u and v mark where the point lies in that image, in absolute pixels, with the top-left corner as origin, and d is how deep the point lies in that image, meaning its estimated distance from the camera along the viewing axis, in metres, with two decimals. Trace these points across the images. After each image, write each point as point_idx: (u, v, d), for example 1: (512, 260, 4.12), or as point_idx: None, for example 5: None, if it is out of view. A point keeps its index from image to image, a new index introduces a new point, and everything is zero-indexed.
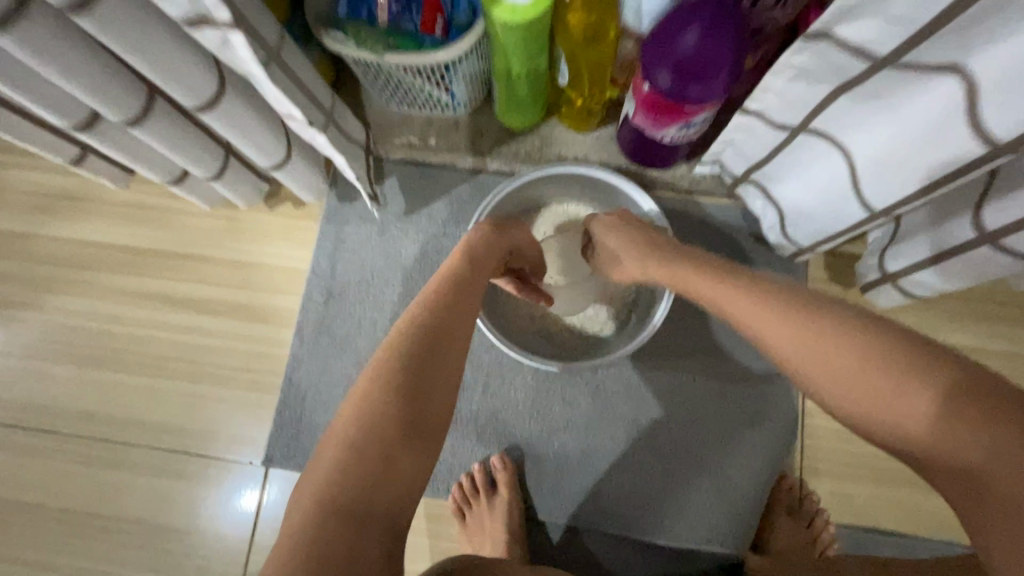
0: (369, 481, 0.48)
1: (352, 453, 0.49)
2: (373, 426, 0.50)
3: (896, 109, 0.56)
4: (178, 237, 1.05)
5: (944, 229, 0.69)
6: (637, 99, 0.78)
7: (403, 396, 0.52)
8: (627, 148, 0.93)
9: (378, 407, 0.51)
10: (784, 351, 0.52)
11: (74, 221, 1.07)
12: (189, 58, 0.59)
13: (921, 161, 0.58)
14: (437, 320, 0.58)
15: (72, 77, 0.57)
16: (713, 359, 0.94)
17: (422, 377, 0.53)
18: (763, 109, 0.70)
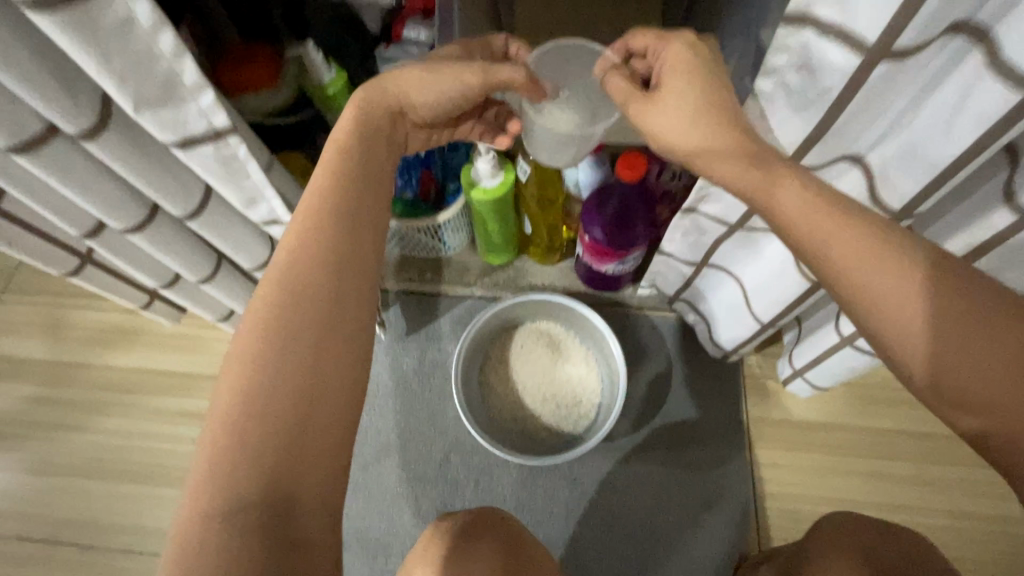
0: (263, 472, 0.47)
1: (241, 430, 0.48)
2: (245, 415, 0.48)
3: (759, 250, 0.81)
4: (213, 360, 1.24)
5: (820, 332, 0.88)
6: (583, 246, 1.03)
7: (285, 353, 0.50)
8: (585, 279, 1.16)
9: (252, 395, 0.49)
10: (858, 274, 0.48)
11: (125, 351, 1.26)
12: (254, 236, 0.83)
13: (783, 287, 0.81)
14: (292, 280, 0.53)
15: (172, 252, 0.80)
16: (672, 448, 1.09)
17: (293, 353, 0.51)
18: (672, 249, 0.94)
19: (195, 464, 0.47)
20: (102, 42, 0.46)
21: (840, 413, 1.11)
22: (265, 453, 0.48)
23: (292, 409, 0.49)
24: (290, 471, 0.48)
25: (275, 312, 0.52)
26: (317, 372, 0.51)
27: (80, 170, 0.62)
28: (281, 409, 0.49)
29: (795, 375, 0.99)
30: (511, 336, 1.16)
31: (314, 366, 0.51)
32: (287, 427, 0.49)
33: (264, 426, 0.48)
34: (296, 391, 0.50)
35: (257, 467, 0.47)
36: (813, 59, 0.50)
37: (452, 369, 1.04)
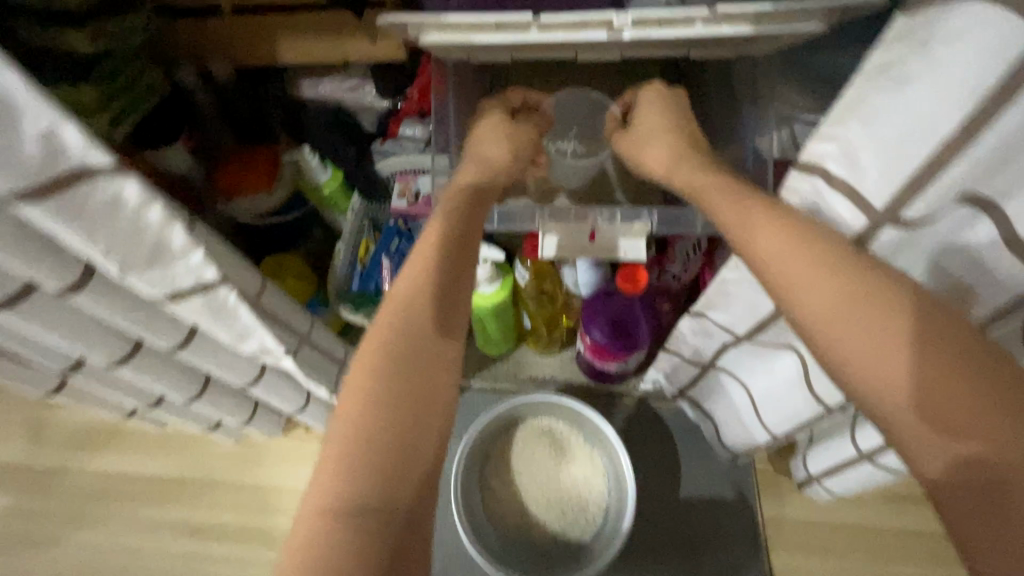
0: (382, 480, 0.49)
1: (371, 426, 0.51)
2: (367, 424, 0.50)
3: (768, 361, 0.78)
4: (200, 463, 1.18)
5: (835, 444, 0.84)
6: (584, 345, 1.00)
7: (415, 359, 0.54)
8: (586, 371, 1.13)
9: (375, 405, 0.51)
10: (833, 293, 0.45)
11: (107, 454, 1.20)
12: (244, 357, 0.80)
13: (796, 400, 0.78)
14: (412, 294, 0.56)
15: (159, 379, 0.76)
16: (681, 554, 1.04)
17: (412, 365, 0.53)
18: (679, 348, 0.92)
19: (326, 459, 0.50)
20: (85, 220, 0.44)
21: (858, 510, 1.06)
22: (386, 462, 0.50)
23: (408, 421, 0.52)
24: (404, 482, 0.50)
25: (395, 323, 0.55)
26: (432, 385, 0.54)
27: (59, 321, 0.59)
28: (399, 421, 0.51)
29: (811, 486, 0.95)
30: (514, 433, 1.11)
31: (430, 380, 0.54)
32: (404, 438, 0.51)
33: (384, 436, 0.50)
34: (413, 402, 0.52)
35: (377, 475, 0.49)
36: (827, 206, 0.52)
37: (452, 481, 0.99)
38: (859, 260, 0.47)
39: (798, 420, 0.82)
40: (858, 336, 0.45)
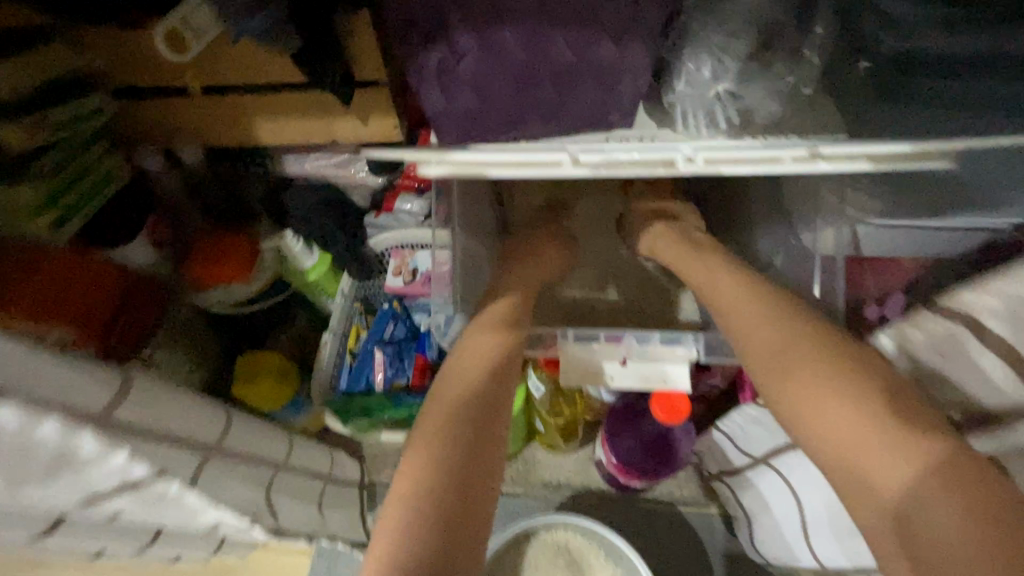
0: (438, 521, 0.52)
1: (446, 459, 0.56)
2: (428, 466, 0.55)
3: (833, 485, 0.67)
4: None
5: None
6: (609, 463, 0.87)
7: (485, 413, 0.61)
8: (606, 479, 0.99)
9: (437, 448, 0.57)
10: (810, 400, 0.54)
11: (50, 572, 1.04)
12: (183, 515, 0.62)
13: (861, 544, 0.66)
14: (473, 355, 0.65)
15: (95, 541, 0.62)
16: None
17: (470, 417, 0.60)
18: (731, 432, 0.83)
19: (399, 483, 0.55)
20: None
21: None
22: (443, 503, 0.53)
23: (464, 467, 0.56)
24: (458, 527, 0.53)
25: (455, 381, 0.63)
26: (488, 436, 0.59)
27: None
28: (456, 466, 0.56)
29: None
30: (523, 548, 0.95)
31: (484, 431, 0.59)
32: (459, 484, 0.55)
33: (441, 478, 0.55)
34: (469, 449, 0.57)
35: (435, 513, 0.53)
36: (963, 355, 0.51)
37: None
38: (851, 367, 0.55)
39: (856, 560, 0.69)
40: (836, 406, 0.52)
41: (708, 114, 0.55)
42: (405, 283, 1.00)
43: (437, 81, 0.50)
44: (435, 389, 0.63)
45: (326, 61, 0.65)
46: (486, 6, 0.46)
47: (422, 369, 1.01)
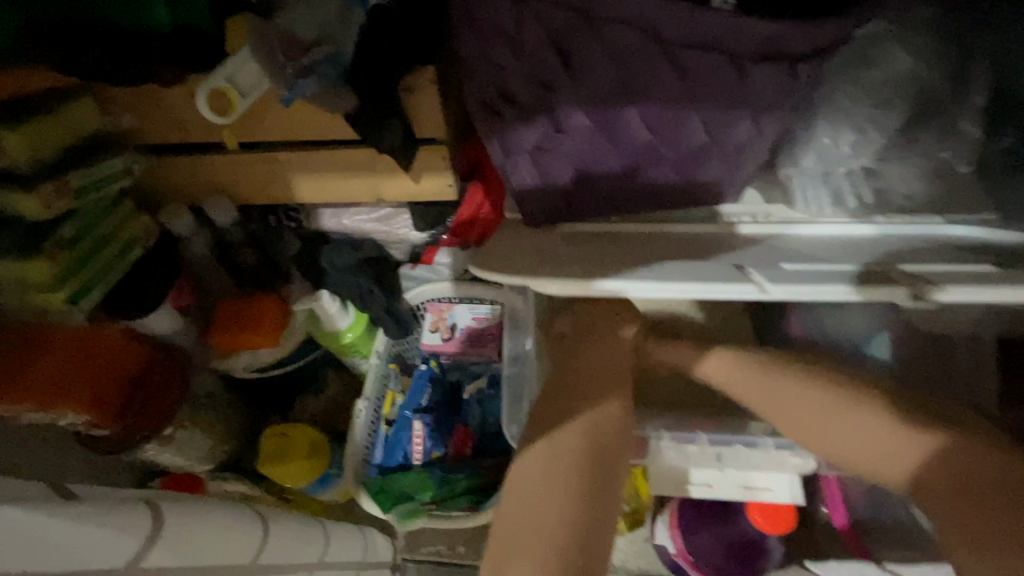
0: (573, 554, 0.44)
1: (562, 524, 0.45)
2: (556, 489, 0.47)
3: None
4: None
5: None
6: (680, 557, 0.77)
7: (599, 476, 0.48)
8: (668, 563, 0.88)
9: (560, 486, 0.47)
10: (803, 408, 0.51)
11: None
12: None
13: None
14: (591, 369, 0.55)
15: None
16: None
17: (597, 438, 0.50)
18: None
19: (500, 549, 0.45)
20: None
21: None
22: (577, 533, 0.45)
23: (592, 512, 0.46)
24: (592, 561, 0.44)
25: (576, 396, 0.53)
26: (614, 462, 0.50)
27: None
28: (582, 510, 0.46)
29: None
30: None
31: (611, 463, 0.50)
32: (586, 531, 0.45)
33: (569, 516, 0.45)
34: (599, 474, 0.48)
35: (568, 545, 0.44)
36: None
37: None
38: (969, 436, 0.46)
39: None
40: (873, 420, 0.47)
41: (835, 191, 0.48)
42: (443, 341, 0.92)
43: (533, 162, 0.43)
44: (540, 408, 0.53)
45: (384, 120, 0.57)
46: (613, 81, 0.38)
47: (463, 439, 0.92)
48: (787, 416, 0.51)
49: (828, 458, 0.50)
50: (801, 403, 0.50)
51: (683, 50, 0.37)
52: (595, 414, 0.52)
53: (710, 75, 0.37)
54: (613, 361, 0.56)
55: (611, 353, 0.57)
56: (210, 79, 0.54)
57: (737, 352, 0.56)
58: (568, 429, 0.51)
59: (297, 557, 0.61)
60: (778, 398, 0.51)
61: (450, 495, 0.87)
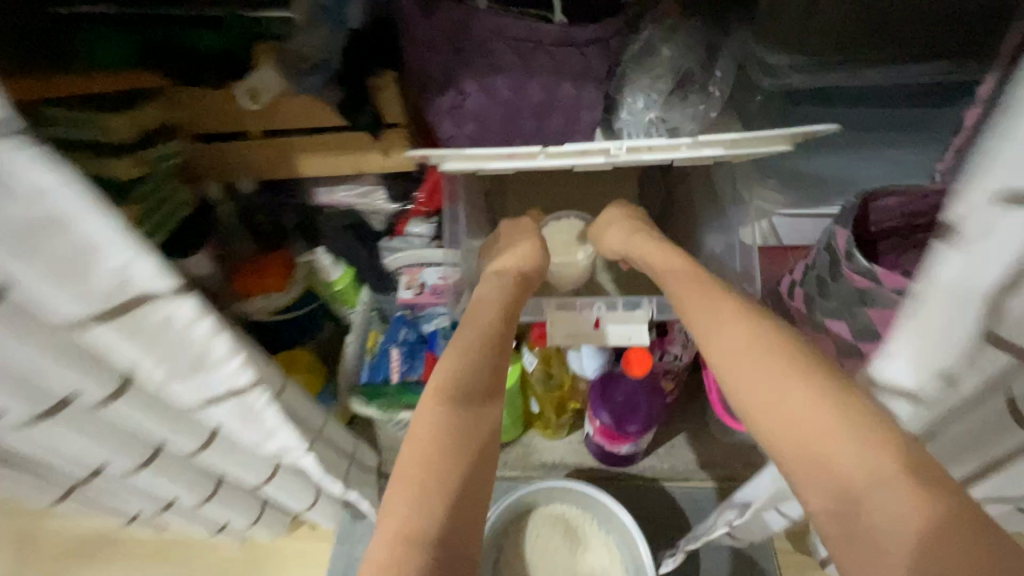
0: (445, 464, 0.59)
1: (431, 458, 0.59)
2: (434, 420, 0.62)
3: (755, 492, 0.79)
4: (198, 567, 1.15)
5: None
6: (595, 430, 1.02)
7: (465, 413, 0.63)
8: (596, 453, 1.12)
9: (431, 433, 0.61)
10: (753, 369, 0.59)
11: (100, 565, 1.16)
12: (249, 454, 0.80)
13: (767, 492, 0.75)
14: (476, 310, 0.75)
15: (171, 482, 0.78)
16: None
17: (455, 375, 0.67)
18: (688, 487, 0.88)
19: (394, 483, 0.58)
20: (135, 330, 0.48)
21: None
22: (446, 454, 0.60)
23: (458, 448, 0.61)
24: (465, 470, 0.60)
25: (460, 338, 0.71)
26: (485, 390, 0.67)
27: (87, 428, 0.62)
28: (448, 447, 0.60)
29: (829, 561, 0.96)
30: (527, 521, 1.09)
31: (481, 400, 0.66)
32: (455, 454, 0.60)
33: (439, 448, 0.60)
34: (468, 409, 0.64)
35: (438, 460, 0.59)
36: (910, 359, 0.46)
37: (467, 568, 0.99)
38: (871, 416, 0.50)
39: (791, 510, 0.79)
40: (812, 400, 0.53)
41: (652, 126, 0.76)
42: (414, 295, 1.16)
43: (451, 118, 0.72)
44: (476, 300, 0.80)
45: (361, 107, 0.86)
46: (484, 63, 0.67)
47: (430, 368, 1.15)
48: (745, 375, 0.59)
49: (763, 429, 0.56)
50: (763, 345, 0.60)
51: (515, 41, 0.65)
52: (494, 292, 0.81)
53: (537, 56, 0.66)
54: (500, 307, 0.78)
55: (532, 267, 0.87)
56: (245, 81, 0.80)
57: (629, 218, 0.92)
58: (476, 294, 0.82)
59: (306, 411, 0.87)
60: (740, 359, 0.61)
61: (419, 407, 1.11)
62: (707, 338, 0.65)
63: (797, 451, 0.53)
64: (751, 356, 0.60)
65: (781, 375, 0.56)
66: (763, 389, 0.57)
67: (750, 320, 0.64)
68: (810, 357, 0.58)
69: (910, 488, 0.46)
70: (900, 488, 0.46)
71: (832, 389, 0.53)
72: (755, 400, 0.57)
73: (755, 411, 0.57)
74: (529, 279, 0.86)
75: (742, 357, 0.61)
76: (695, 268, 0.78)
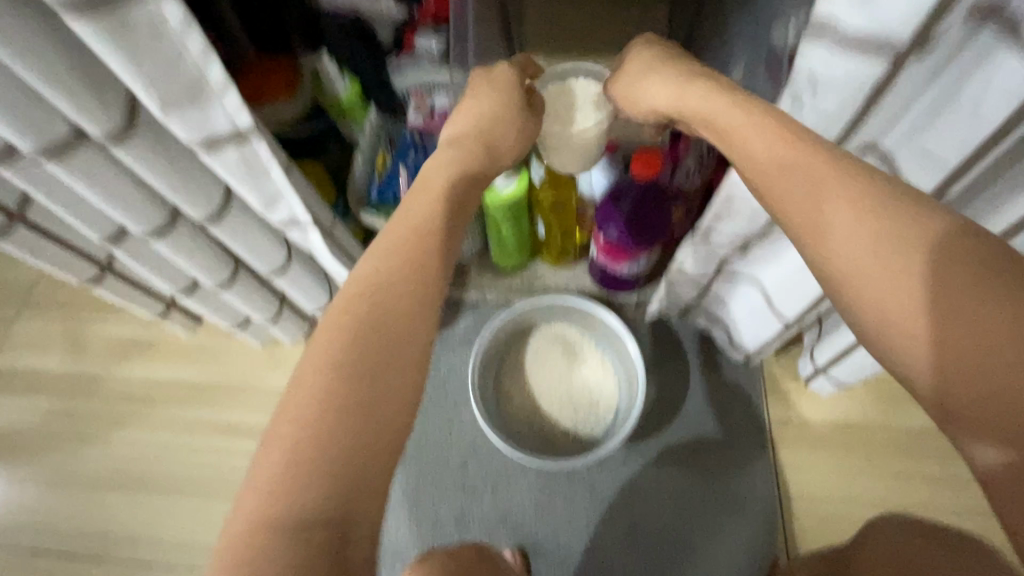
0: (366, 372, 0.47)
1: (351, 366, 0.47)
2: (325, 458, 0.43)
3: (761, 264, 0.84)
4: (227, 367, 1.25)
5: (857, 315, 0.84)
6: (598, 246, 1.03)
7: (390, 317, 0.50)
8: (598, 279, 1.15)
9: (356, 336, 0.48)
10: (876, 264, 0.44)
11: (141, 362, 1.28)
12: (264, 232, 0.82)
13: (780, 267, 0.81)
14: (393, 369, 0.48)
15: (191, 257, 0.82)
16: (693, 450, 1.07)
17: (390, 305, 0.50)
18: (690, 262, 0.93)
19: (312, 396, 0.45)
20: (131, 36, 0.47)
21: (862, 412, 1.08)
22: (367, 361, 0.47)
23: (385, 355, 0.48)
24: (388, 380, 0.47)
25: (375, 396, 0.46)
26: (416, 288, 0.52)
27: (98, 168, 0.63)
28: (373, 355, 0.48)
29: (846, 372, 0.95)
30: (527, 337, 1.15)
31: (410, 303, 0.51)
32: (376, 364, 0.47)
33: (359, 357, 0.47)
34: (397, 313, 0.50)
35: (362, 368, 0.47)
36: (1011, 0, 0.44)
37: (471, 362, 1.06)
38: None
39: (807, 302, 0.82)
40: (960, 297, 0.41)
41: None
42: (422, 120, 1.06)
43: None
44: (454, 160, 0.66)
45: None
46: None
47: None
48: (867, 270, 0.44)
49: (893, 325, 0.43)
50: (948, 274, 0.42)
51: None
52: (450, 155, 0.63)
53: None
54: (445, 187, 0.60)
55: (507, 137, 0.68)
56: None
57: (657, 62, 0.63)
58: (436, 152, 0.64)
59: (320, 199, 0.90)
60: (857, 248, 0.45)
61: None
62: (810, 225, 0.48)
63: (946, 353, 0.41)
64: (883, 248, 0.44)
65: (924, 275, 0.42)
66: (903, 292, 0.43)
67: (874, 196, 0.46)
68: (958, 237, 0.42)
69: None
70: None
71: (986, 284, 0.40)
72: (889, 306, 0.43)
73: (946, 378, 0.41)
74: (490, 142, 0.66)
75: (920, 299, 0.42)
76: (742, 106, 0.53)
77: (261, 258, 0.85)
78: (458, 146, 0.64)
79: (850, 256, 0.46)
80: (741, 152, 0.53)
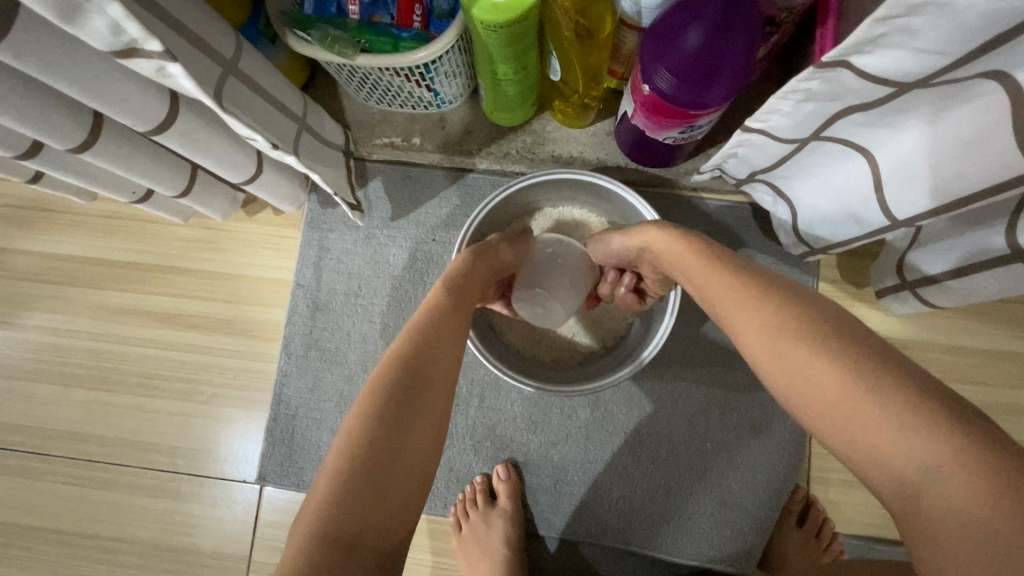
0: (392, 404, 0.51)
1: (383, 396, 0.51)
2: (349, 478, 0.47)
3: (901, 128, 0.53)
4: (154, 245, 1.01)
5: (994, 231, 0.60)
6: (638, 100, 0.71)
7: (422, 357, 0.55)
8: (626, 146, 0.86)
9: (382, 373, 0.53)
10: (761, 342, 0.48)
11: (44, 234, 1.02)
12: (125, 76, 0.51)
13: (930, 165, 0.53)
14: (420, 421, 0.52)
15: (5, 109, 0.50)
16: (718, 364, 0.91)
17: (423, 360, 0.55)
18: (766, 127, 0.63)
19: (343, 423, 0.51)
20: None
21: (927, 330, 0.90)
22: (399, 393, 0.52)
23: (413, 390, 0.53)
24: (414, 410, 0.52)
25: (400, 443, 0.50)
26: (452, 331, 0.59)
27: None
28: (401, 387, 0.52)
29: (927, 279, 0.73)
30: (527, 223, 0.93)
31: (438, 343, 0.57)
32: (409, 397, 0.52)
33: (386, 390, 0.52)
34: (423, 355, 0.55)
35: (393, 400, 0.51)
36: None
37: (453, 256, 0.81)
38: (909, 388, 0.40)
39: (943, 207, 0.55)
40: (833, 366, 0.43)
41: None
42: None
43: None
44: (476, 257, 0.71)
45: None
46: None
47: (409, 2, 0.74)
48: (772, 348, 0.47)
49: (787, 395, 0.46)
50: (804, 367, 0.44)
51: None
52: (461, 265, 0.68)
53: None
54: (477, 256, 0.70)
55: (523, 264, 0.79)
56: None
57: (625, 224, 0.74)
58: (457, 267, 0.68)
59: (208, 8, 0.55)
60: (754, 331, 0.48)
61: (387, 71, 0.78)
62: (727, 319, 0.52)
63: (821, 413, 0.43)
64: (772, 337, 0.47)
65: (802, 351, 0.45)
66: (776, 368, 0.46)
67: (778, 294, 0.49)
68: (843, 323, 0.46)
69: (952, 456, 0.37)
70: (936, 467, 0.37)
71: (854, 354, 0.43)
72: (775, 374, 0.46)
73: (829, 439, 0.43)
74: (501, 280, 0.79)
75: (799, 367, 0.44)
76: (698, 240, 0.60)
77: (125, 117, 0.54)
78: (471, 253, 0.70)
79: (746, 343, 0.49)
80: (687, 267, 0.59)
